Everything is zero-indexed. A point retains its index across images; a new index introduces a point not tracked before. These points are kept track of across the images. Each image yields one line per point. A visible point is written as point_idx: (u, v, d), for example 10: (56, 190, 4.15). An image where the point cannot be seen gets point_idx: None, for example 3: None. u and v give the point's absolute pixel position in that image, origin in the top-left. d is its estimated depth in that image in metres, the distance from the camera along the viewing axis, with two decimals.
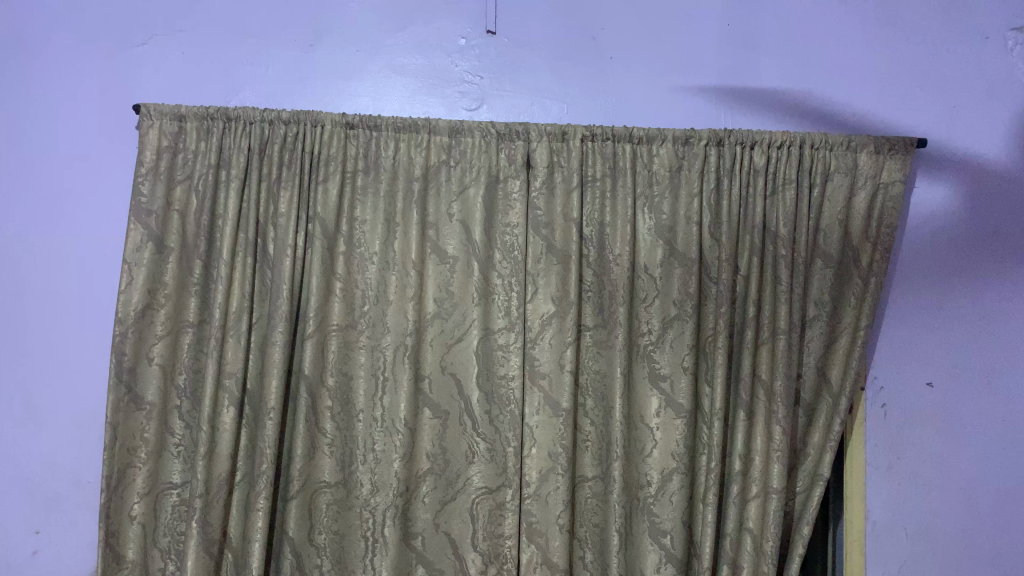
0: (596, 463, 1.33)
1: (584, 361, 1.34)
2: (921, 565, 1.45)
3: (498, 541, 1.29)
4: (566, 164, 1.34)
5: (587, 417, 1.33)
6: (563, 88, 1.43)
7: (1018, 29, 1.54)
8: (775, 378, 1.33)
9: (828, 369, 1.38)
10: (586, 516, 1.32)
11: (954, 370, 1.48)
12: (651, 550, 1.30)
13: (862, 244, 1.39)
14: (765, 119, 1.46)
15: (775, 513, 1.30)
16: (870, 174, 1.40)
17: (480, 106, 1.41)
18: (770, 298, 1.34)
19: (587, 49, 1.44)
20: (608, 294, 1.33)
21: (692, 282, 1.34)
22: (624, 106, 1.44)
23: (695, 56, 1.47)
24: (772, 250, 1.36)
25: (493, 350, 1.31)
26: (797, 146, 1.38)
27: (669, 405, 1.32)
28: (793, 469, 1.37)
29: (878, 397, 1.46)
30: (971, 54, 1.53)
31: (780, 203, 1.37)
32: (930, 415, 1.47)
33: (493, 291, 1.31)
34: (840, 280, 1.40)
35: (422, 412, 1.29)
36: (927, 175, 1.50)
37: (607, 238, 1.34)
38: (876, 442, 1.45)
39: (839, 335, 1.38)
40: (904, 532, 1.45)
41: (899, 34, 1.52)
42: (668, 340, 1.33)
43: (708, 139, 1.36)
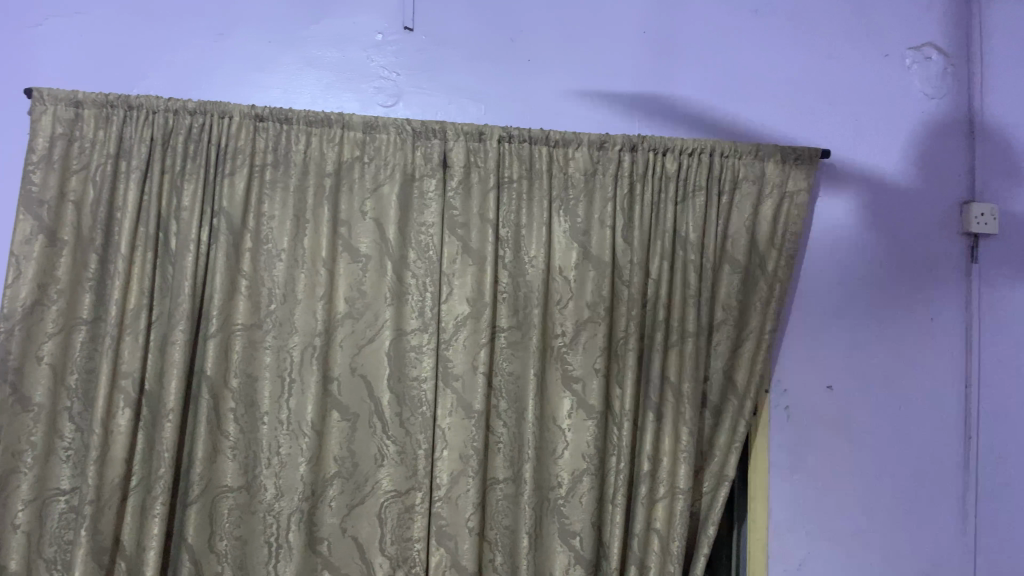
0: (508, 466, 1.32)
1: (498, 362, 1.33)
2: (819, 562, 1.50)
3: (407, 544, 1.27)
4: (483, 164, 1.33)
5: (499, 419, 1.33)
6: (481, 88, 1.42)
7: (916, 47, 1.62)
8: (683, 381, 1.35)
9: (734, 372, 1.41)
10: (496, 519, 1.32)
11: (852, 374, 1.54)
12: (561, 551, 1.31)
13: (768, 251, 1.43)
14: (676, 126, 1.49)
15: (681, 513, 1.33)
16: (776, 183, 1.44)
17: (396, 103, 1.39)
18: (679, 303, 1.37)
19: (505, 49, 1.44)
20: (523, 298, 1.34)
21: (604, 284, 1.35)
22: (542, 108, 1.44)
23: (612, 60, 1.48)
24: (682, 255, 1.39)
25: (405, 351, 1.29)
26: (706, 154, 1.41)
27: (580, 406, 1.33)
28: (701, 469, 1.40)
29: (781, 399, 1.50)
30: (873, 69, 1.60)
31: (690, 209, 1.40)
32: (829, 416, 1.52)
33: (406, 291, 1.30)
34: (747, 284, 1.43)
35: (331, 414, 1.26)
36: (831, 185, 1.56)
37: (522, 240, 1.34)
38: (779, 443, 1.50)
39: (745, 339, 1.42)
40: (805, 530, 1.50)
41: (808, 46, 1.57)
42: (581, 341, 1.34)
43: (623, 144, 1.38)
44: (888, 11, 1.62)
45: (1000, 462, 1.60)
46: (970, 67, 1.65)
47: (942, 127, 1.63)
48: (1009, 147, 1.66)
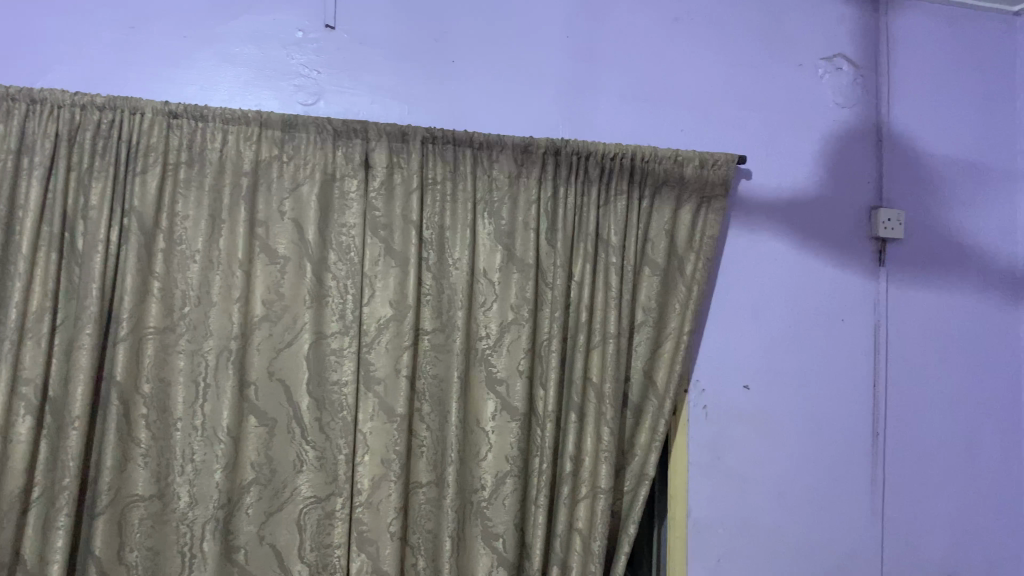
0: (431, 469, 1.31)
1: (421, 365, 1.32)
2: (737, 558, 1.54)
3: (327, 550, 1.25)
4: (405, 165, 1.32)
5: (423, 422, 1.32)
6: (404, 89, 1.41)
7: (827, 58, 1.69)
8: (605, 382, 1.37)
9: (654, 373, 1.44)
10: (418, 523, 1.30)
11: (768, 374, 1.59)
12: (483, 554, 1.31)
13: (687, 253, 1.46)
14: (598, 131, 1.51)
15: (602, 513, 1.35)
16: (694, 188, 1.47)
17: (317, 102, 1.37)
18: (601, 305, 1.38)
19: (429, 50, 1.43)
20: (447, 300, 1.33)
21: (529, 286, 1.35)
22: (466, 111, 1.44)
23: (536, 64, 1.49)
24: (604, 258, 1.40)
25: (325, 355, 1.26)
26: (627, 158, 1.42)
27: (504, 408, 1.33)
28: (622, 469, 1.43)
29: (699, 398, 1.54)
30: (788, 78, 1.65)
31: (612, 212, 1.42)
32: (746, 415, 1.56)
33: (326, 294, 1.27)
34: (667, 287, 1.46)
35: (248, 420, 1.23)
36: (747, 191, 1.60)
37: (447, 241, 1.34)
38: (698, 441, 1.53)
39: (665, 340, 1.44)
40: (723, 527, 1.53)
41: (727, 55, 1.61)
42: (506, 344, 1.34)
43: (547, 147, 1.38)
44: (803, 22, 1.67)
45: (907, 457, 1.66)
46: (878, 78, 1.72)
47: (852, 136, 1.69)
48: (914, 156, 1.73)
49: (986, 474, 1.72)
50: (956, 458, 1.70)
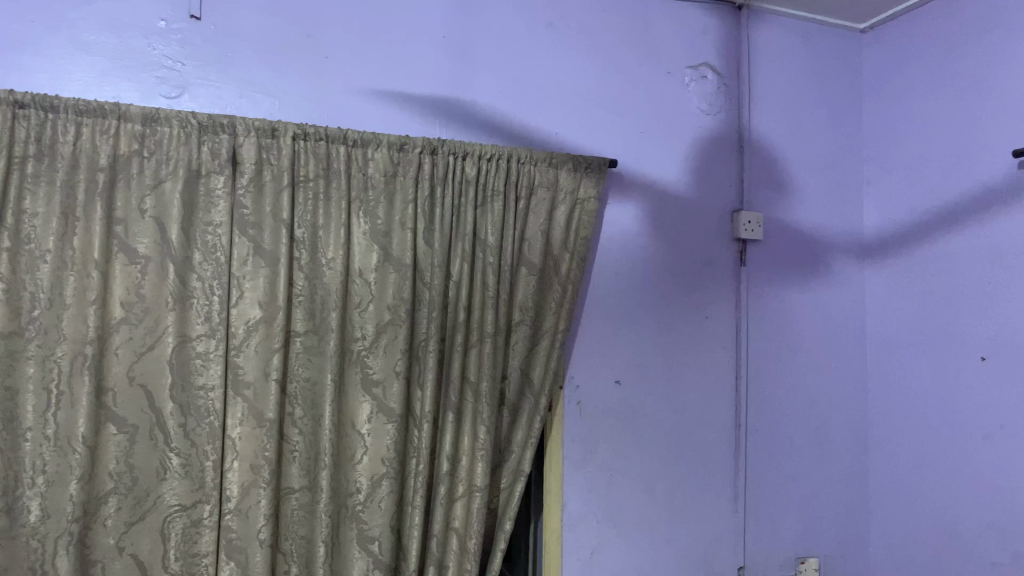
0: (304, 474, 1.28)
1: (293, 368, 1.29)
2: (608, 549, 1.58)
3: (193, 560, 1.20)
4: (275, 162, 1.27)
5: (295, 427, 1.28)
6: (275, 83, 1.37)
7: (693, 67, 1.76)
8: (481, 380, 1.38)
9: (530, 371, 1.46)
10: (291, 529, 1.27)
11: (638, 370, 1.64)
12: (358, 558, 1.29)
13: (562, 254, 1.50)
14: (474, 131, 1.53)
15: (478, 511, 1.36)
16: (569, 190, 1.51)
17: (181, 94, 1.31)
18: (478, 305, 1.39)
19: (301, 45, 1.40)
20: (320, 300, 1.30)
21: (406, 286, 1.35)
22: (340, 108, 1.42)
23: (411, 63, 1.48)
24: (481, 257, 1.41)
25: (190, 358, 1.22)
26: (504, 159, 1.44)
27: (380, 410, 1.32)
28: (498, 466, 1.44)
29: (574, 394, 1.57)
30: (656, 85, 1.71)
31: (489, 213, 1.42)
32: (618, 410, 1.61)
33: (191, 295, 1.22)
34: (542, 286, 1.49)
35: (106, 428, 1.17)
36: (619, 194, 1.65)
37: (319, 241, 1.31)
38: (573, 436, 1.57)
39: (540, 339, 1.47)
40: (596, 519, 1.58)
41: (599, 60, 1.65)
42: (382, 344, 1.33)
43: (422, 147, 1.37)
44: (670, 31, 1.74)
45: (767, 446, 1.76)
46: (740, 87, 1.81)
47: (716, 141, 1.77)
48: (773, 161, 1.84)
49: (838, 459, 1.84)
50: (810, 445, 1.81)
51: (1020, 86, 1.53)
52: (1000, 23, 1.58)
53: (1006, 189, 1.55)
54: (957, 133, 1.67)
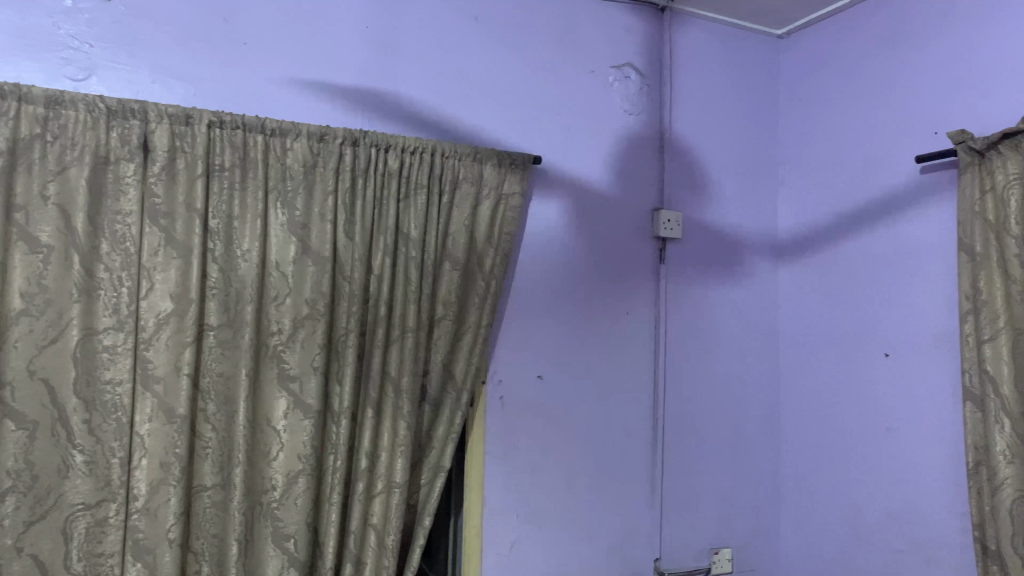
0: (216, 471, 1.25)
1: (206, 363, 1.25)
2: (528, 543, 1.59)
3: (97, 559, 1.16)
4: (189, 150, 1.23)
5: (207, 423, 1.25)
6: (190, 69, 1.33)
7: (617, 67, 1.79)
8: (403, 375, 1.37)
9: (452, 366, 1.46)
10: (203, 528, 1.24)
11: (560, 365, 1.66)
12: (273, 556, 1.27)
13: (486, 249, 1.50)
14: (398, 124, 1.51)
15: (397, 507, 1.35)
16: (493, 185, 1.51)
17: (89, 77, 1.26)
18: (400, 300, 1.39)
19: (218, 31, 1.36)
20: (235, 293, 1.27)
21: (324, 280, 1.32)
22: (259, 96, 1.39)
23: (334, 53, 1.46)
24: (404, 251, 1.40)
25: (96, 352, 1.17)
26: (428, 152, 1.43)
27: (297, 406, 1.30)
28: (419, 462, 1.44)
29: (496, 389, 1.58)
30: (581, 83, 1.73)
31: (412, 207, 1.41)
32: (540, 405, 1.63)
33: (98, 286, 1.18)
34: (466, 280, 1.48)
35: (3, 425, 1.11)
36: (542, 191, 1.66)
37: (234, 232, 1.28)
38: (495, 431, 1.57)
39: (463, 334, 1.47)
40: (516, 514, 1.58)
41: (525, 56, 1.66)
42: (299, 339, 1.31)
43: (343, 138, 1.35)
44: (595, 31, 1.76)
45: (684, 440, 1.80)
46: (662, 88, 1.85)
47: (638, 141, 1.80)
48: (692, 162, 1.88)
49: (751, 453, 1.90)
50: (726, 439, 1.87)
51: (922, 94, 1.61)
52: (906, 33, 1.66)
53: (909, 192, 1.62)
54: (865, 139, 1.74)
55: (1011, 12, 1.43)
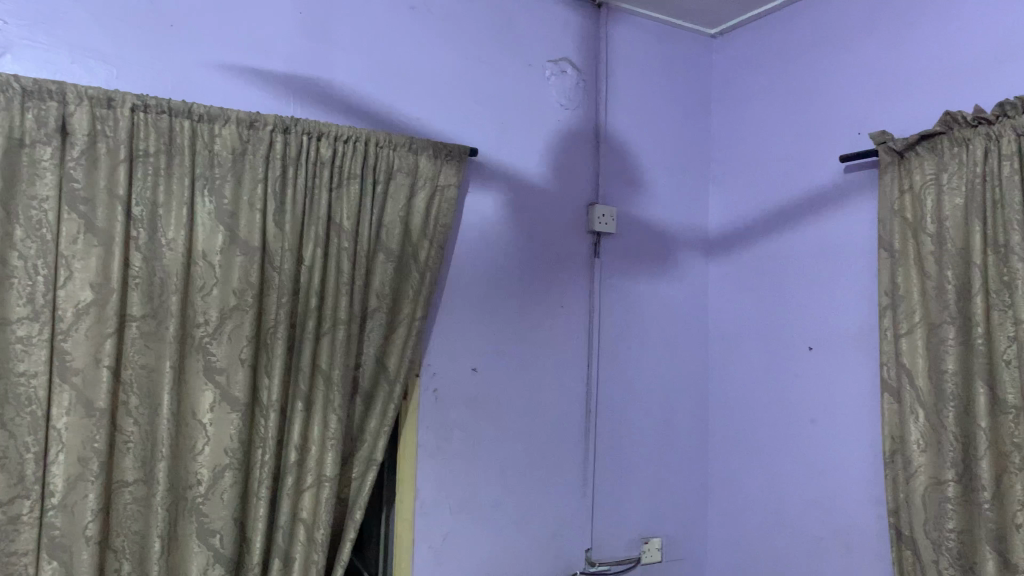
0: (139, 466, 1.21)
1: (128, 354, 1.21)
2: (460, 536, 1.59)
3: (9, 560, 1.11)
4: (111, 134, 1.19)
5: (129, 417, 1.21)
6: (114, 51, 1.29)
7: (554, 61, 1.79)
8: (334, 367, 1.35)
9: (385, 358, 1.45)
10: (123, 524, 1.20)
11: (494, 358, 1.66)
12: (198, 552, 1.24)
13: (421, 241, 1.49)
14: (332, 113, 1.49)
15: (327, 501, 1.33)
16: (428, 176, 1.50)
17: (3, 56, 1.20)
18: (332, 291, 1.36)
19: (144, 12, 1.31)
20: (159, 284, 1.23)
21: (253, 270, 1.30)
22: (186, 81, 1.35)
23: (266, 38, 1.43)
24: (336, 242, 1.38)
25: (9, 344, 1.12)
26: (361, 142, 1.42)
27: (224, 399, 1.27)
28: (350, 455, 1.42)
29: (430, 382, 1.57)
30: (517, 76, 1.73)
31: (345, 196, 1.39)
32: (474, 398, 1.63)
33: (11, 275, 1.12)
34: (400, 272, 1.47)
35: None
36: (478, 183, 1.66)
37: (159, 220, 1.24)
38: (428, 424, 1.56)
39: (397, 325, 1.46)
40: (449, 506, 1.58)
41: (461, 47, 1.65)
42: (226, 330, 1.28)
43: (274, 125, 1.33)
44: (532, 24, 1.76)
45: (616, 432, 1.83)
46: (598, 84, 1.86)
47: (574, 136, 1.82)
48: (627, 158, 1.90)
49: (681, 445, 1.94)
50: (657, 431, 1.90)
51: (846, 96, 1.66)
52: (833, 37, 1.70)
53: (834, 191, 1.67)
54: (793, 138, 1.79)
55: (931, 19, 1.49)
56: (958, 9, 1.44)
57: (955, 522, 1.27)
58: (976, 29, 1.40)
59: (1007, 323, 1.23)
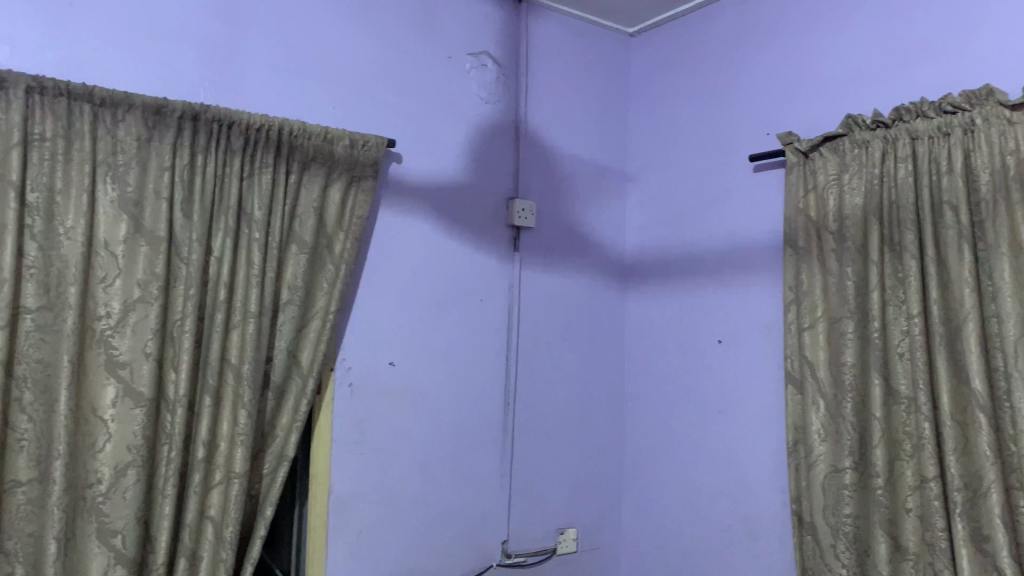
0: (33, 465, 1.15)
1: (22, 349, 1.15)
2: (375, 531, 1.58)
3: None
4: (4, 117, 1.13)
5: (24, 414, 1.15)
6: (8, 28, 1.22)
7: (474, 54, 1.79)
8: (244, 362, 1.32)
9: (298, 353, 1.42)
10: (16, 527, 1.14)
11: (410, 352, 1.64)
12: (97, 553, 1.19)
13: (336, 233, 1.47)
14: (244, 100, 1.45)
15: (236, 498, 1.30)
16: (344, 167, 1.48)
17: None
18: (242, 283, 1.33)
19: None
20: (56, 274, 1.18)
21: (159, 261, 1.25)
22: (88, 62, 1.29)
23: (174, 21, 1.38)
24: (247, 233, 1.35)
25: None
26: (276, 130, 1.38)
27: (126, 394, 1.22)
28: (261, 452, 1.39)
29: (345, 376, 1.55)
30: (437, 68, 1.72)
31: (256, 186, 1.36)
32: (390, 392, 1.61)
33: None
34: (315, 264, 1.45)
35: None
36: (396, 176, 1.64)
37: (57, 208, 1.18)
38: (342, 419, 1.54)
39: (311, 319, 1.43)
40: (363, 502, 1.56)
41: (380, 37, 1.63)
42: (129, 323, 1.23)
43: (183, 111, 1.28)
44: (452, 17, 1.75)
45: (533, 426, 1.84)
46: (518, 78, 1.87)
47: (494, 130, 1.82)
48: (546, 153, 1.91)
49: (597, 437, 1.97)
50: (573, 423, 1.92)
51: (758, 98, 1.71)
52: (746, 39, 1.76)
53: (743, 190, 1.72)
54: (707, 138, 1.83)
55: (837, 26, 1.55)
56: (861, 18, 1.50)
57: (852, 507, 1.32)
58: (877, 36, 1.47)
59: (901, 317, 1.29)
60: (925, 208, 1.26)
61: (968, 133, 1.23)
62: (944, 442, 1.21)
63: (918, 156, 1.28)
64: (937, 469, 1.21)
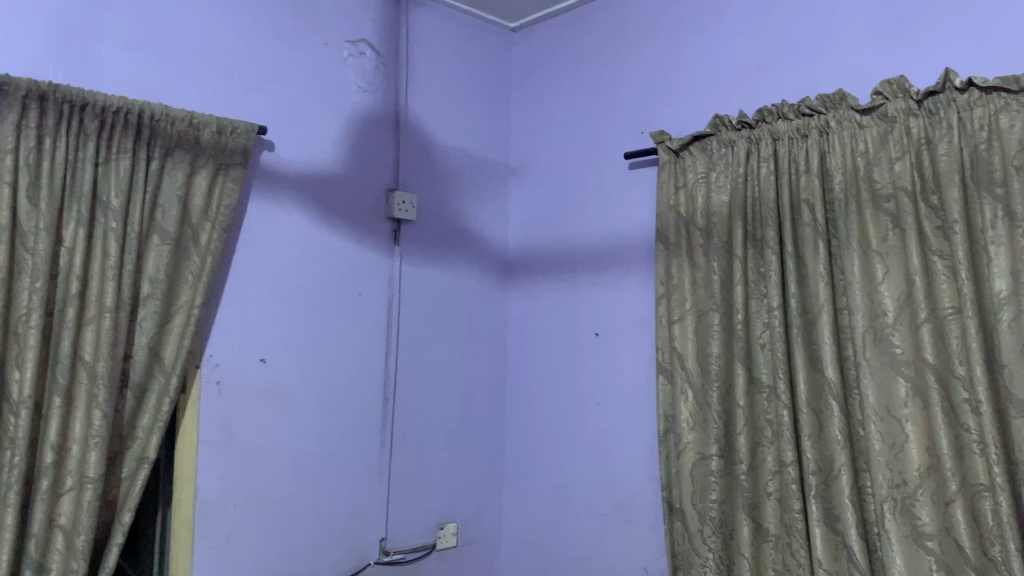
0: None
1: None
2: (243, 534, 1.51)
3: None
4: None
5: None
6: None
7: (352, 42, 1.75)
8: (99, 359, 1.24)
9: (161, 349, 1.35)
10: None
11: (282, 348, 1.59)
12: None
13: (202, 223, 1.40)
14: (100, 80, 1.35)
15: (91, 504, 1.22)
16: (211, 154, 1.41)
17: None
18: (97, 276, 1.25)
19: None
20: None
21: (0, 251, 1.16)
22: None
23: None
24: (103, 222, 1.26)
25: None
26: (135, 114, 1.31)
27: None
28: (118, 455, 1.30)
29: (212, 373, 1.48)
30: (313, 55, 1.67)
31: (113, 173, 1.28)
32: (261, 390, 1.55)
33: None
34: (179, 256, 1.38)
35: None
36: (268, 164, 1.58)
37: None
38: (208, 418, 1.47)
39: (174, 314, 1.36)
40: (231, 503, 1.50)
41: (251, 20, 1.57)
42: None
43: (28, 90, 1.19)
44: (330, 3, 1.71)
45: (411, 421, 1.82)
46: (398, 69, 1.84)
47: (372, 120, 1.78)
48: (426, 145, 1.89)
49: (477, 432, 1.96)
50: (453, 418, 1.91)
51: (633, 97, 1.75)
52: (623, 39, 1.79)
53: (619, 186, 1.76)
54: (584, 135, 1.87)
55: (707, 30, 1.61)
56: (729, 24, 1.57)
57: (717, 493, 1.37)
58: (744, 41, 1.54)
59: (763, 310, 1.35)
60: (785, 206, 1.32)
61: (824, 135, 1.30)
62: (801, 427, 1.27)
63: (779, 156, 1.35)
64: (794, 455, 1.28)
